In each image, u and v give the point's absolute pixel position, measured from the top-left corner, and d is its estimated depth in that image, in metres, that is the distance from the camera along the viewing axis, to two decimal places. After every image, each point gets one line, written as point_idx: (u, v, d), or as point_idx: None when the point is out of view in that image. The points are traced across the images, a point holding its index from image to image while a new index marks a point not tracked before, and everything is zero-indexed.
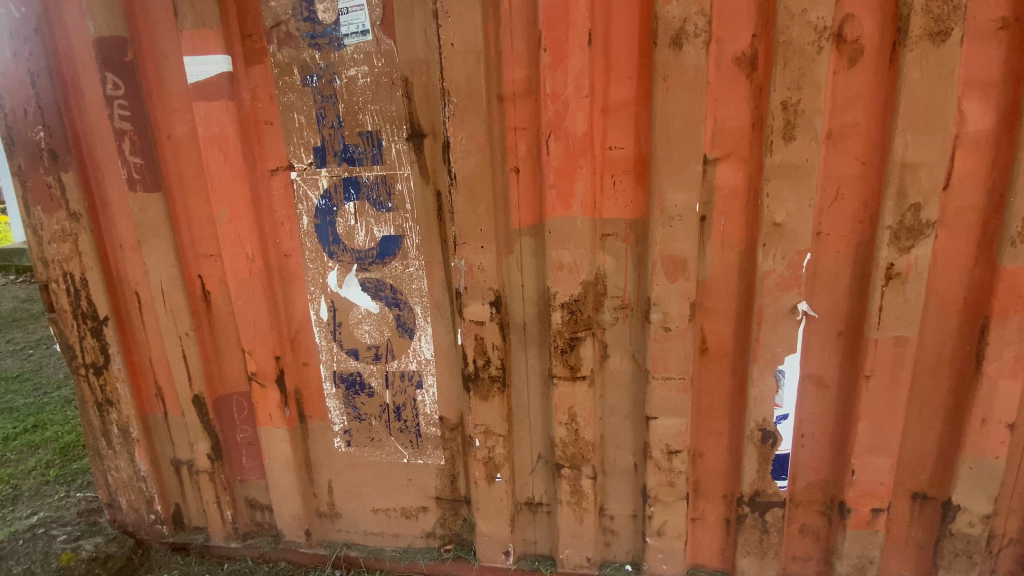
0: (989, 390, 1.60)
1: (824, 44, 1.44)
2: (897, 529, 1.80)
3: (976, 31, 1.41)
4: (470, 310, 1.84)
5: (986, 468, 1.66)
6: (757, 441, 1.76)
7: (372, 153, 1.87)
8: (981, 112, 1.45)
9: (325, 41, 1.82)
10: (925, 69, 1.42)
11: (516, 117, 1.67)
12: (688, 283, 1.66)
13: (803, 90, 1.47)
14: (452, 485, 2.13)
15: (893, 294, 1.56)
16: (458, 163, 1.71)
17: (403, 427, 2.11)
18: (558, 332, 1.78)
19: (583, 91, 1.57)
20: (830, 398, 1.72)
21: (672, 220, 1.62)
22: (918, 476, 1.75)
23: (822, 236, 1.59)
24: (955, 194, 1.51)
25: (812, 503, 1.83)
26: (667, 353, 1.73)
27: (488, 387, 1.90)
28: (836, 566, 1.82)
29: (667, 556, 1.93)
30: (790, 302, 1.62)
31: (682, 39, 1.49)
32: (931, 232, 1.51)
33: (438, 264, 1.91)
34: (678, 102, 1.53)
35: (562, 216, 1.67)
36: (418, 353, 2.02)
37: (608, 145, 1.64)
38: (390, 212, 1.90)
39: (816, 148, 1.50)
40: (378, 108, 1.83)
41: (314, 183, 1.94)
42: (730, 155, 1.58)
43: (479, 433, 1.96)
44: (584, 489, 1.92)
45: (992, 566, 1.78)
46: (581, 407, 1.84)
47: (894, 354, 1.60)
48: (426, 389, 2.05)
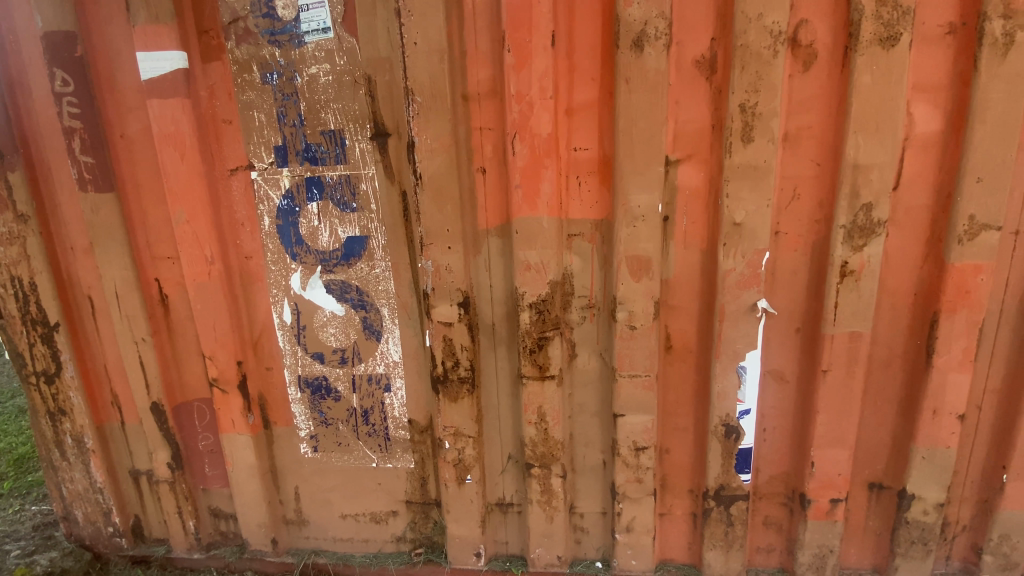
0: (939, 383, 1.67)
1: (780, 48, 1.47)
2: (855, 518, 1.87)
3: (923, 37, 1.47)
4: (437, 311, 1.82)
5: (938, 458, 1.73)
6: (720, 436, 1.79)
7: (335, 153, 1.84)
8: (928, 116, 1.51)
9: (285, 38, 1.77)
10: (875, 73, 1.46)
11: (481, 118, 1.66)
12: (652, 282, 1.68)
13: (760, 93, 1.50)
14: (422, 488, 2.11)
15: (848, 290, 1.61)
16: (423, 163, 1.69)
17: (371, 431, 2.08)
18: (527, 333, 1.79)
19: (548, 92, 1.57)
20: (790, 393, 1.77)
21: (636, 221, 1.64)
22: (874, 467, 1.81)
23: (780, 236, 1.64)
24: (905, 194, 1.57)
25: (774, 495, 1.88)
26: (633, 351, 1.75)
27: (457, 388, 1.89)
28: (798, 556, 1.88)
29: (636, 552, 1.95)
30: (750, 300, 1.66)
31: (643, 41, 1.51)
32: (883, 231, 1.56)
33: (405, 265, 1.88)
34: (640, 103, 1.55)
35: (528, 216, 1.67)
36: (385, 356, 1.99)
37: (573, 146, 1.65)
38: (355, 213, 1.87)
39: (773, 150, 1.54)
40: (340, 106, 1.79)
41: (275, 183, 1.90)
42: (691, 156, 1.60)
43: (448, 435, 1.94)
44: (554, 488, 1.93)
45: (946, 551, 1.86)
46: (550, 407, 1.85)
47: (850, 349, 1.66)
48: (394, 392, 2.02)
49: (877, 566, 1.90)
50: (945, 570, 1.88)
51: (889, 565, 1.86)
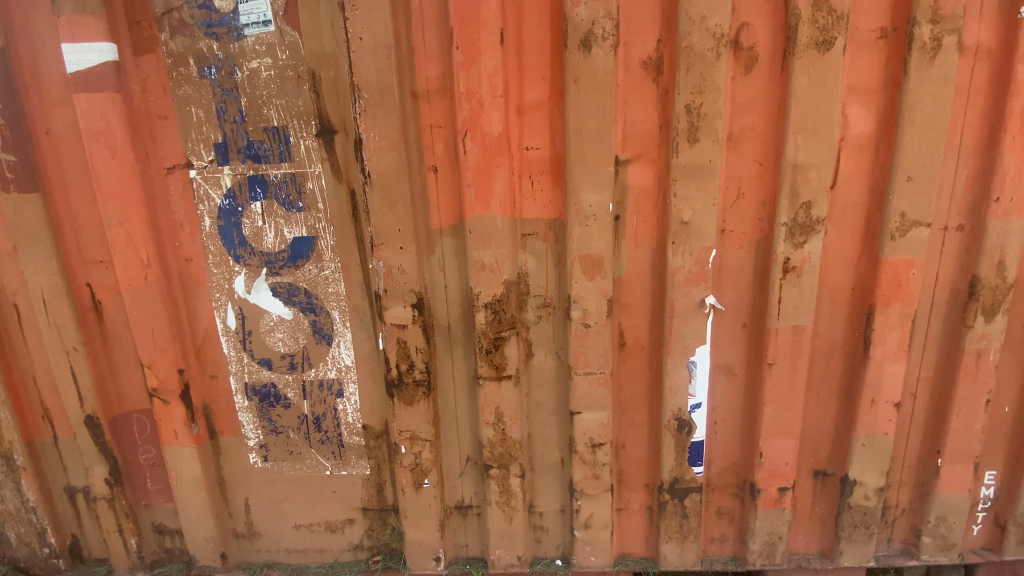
0: (876, 373, 1.75)
1: (723, 51, 1.51)
2: (802, 505, 1.94)
3: (857, 42, 1.53)
4: (390, 313, 1.78)
5: (877, 445, 1.82)
6: (673, 430, 1.83)
7: (279, 150, 1.77)
8: (862, 117, 1.58)
9: (223, 31, 1.69)
10: (812, 76, 1.52)
11: (431, 116, 1.63)
12: (605, 280, 1.69)
13: (704, 94, 1.54)
14: (379, 495, 2.07)
15: (791, 286, 1.67)
16: (371, 161, 1.65)
17: (324, 438, 2.02)
18: (482, 333, 1.77)
19: (497, 91, 1.56)
20: (739, 386, 1.82)
21: (588, 220, 1.65)
22: (818, 455, 1.89)
23: (726, 233, 1.68)
24: (842, 192, 1.64)
25: (726, 486, 1.93)
26: (587, 349, 1.76)
27: (412, 392, 1.85)
28: (750, 544, 1.94)
29: (595, 548, 1.97)
30: (698, 296, 1.70)
31: (591, 41, 1.51)
32: (821, 228, 1.62)
33: (355, 266, 1.84)
34: (589, 103, 1.56)
35: (481, 216, 1.66)
36: (337, 360, 1.94)
37: (525, 145, 1.64)
38: (302, 213, 1.81)
39: (718, 150, 1.57)
40: (283, 102, 1.73)
41: (216, 182, 1.81)
42: (641, 156, 1.62)
43: (404, 440, 1.90)
44: (513, 488, 1.92)
45: (887, 533, 1.96)
46: (507, 407, 1.84)
47: (793, 342, 1.72)
48: (347, 397, 1.97)
49: (824, 551, 1.98)
50: (886, 551, 1.98)
51: (834, 549, 1.94)
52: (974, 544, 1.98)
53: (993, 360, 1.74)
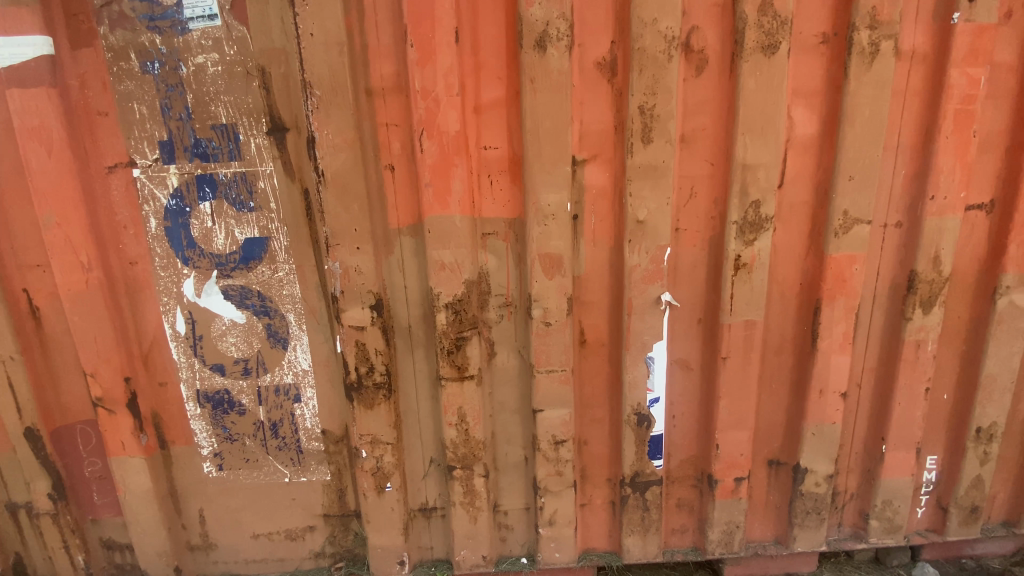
0: (824, 364, 1.82)
1: (674, 53, 1.54)
2: (757, 494, 2.01)
3: (801, 46, 1.59)
4: (348, 315, 1.75)
5: (826, 434, 1.89)
6: (633, 424, 1.86)
7: (228, 148, 1.71)
8: (806, 119, 1.64)
9: (166, 25, 1.63)
10: (758, 79, 1.57)
11: (386, 114, 1.61)
12: (565, 279, 1.71)
13: (657, 95, 1.57)
14: (340, 500, 2.03)
15: (742, 282, 1.72)
16: (325, 160, 1.61)
17: (282, 445, 1.97)
18: (443, 333, 1.76)
19: (453, 89, 1.55)
20: (695, 380, 1.87)
21: (546, 220, 1.66)
22: (772, 445, 1.95)
23: (681, 232, 1.72)
24: (789, 191, 1.70)
25: (685, 478, 1.98)
26: (549, 347, 1.77)
27: (372, 395, 1.82)
28: (709, 533, 1.99)
29: (560, 544, 1.98)
30: (655, 293, 1.73)
31: (545, 41, 1.52)
32: (770, 226, 1.68)
33: (310, 267, 1.79)
34: (545, 103, 1.57)
35: (439, 215, 1.64)
36: (293, 364, 1.89)
37: (483, 144, 1.64)
38: (253, 213, 1.75)
39: (671, 150, 1.61)
40: (232, 99, 1.67)
41: (161, 182, 1.74)
42: (597, 156, 1.65)
43: (365, 444, 1.87)
44: (476, 488, 1.92)
45: (837, 518, 2.05)
46: (470, 407, 1.83)
47: (745, 336, 1.77)
48: (305, 402, 1.92)
49: (779, 537, 2.05)
50: (837, 535, 2.07)
51: (788, 535, 2.02)
52: (918, 526, 2.09)
53: (931, 350, 1.84)
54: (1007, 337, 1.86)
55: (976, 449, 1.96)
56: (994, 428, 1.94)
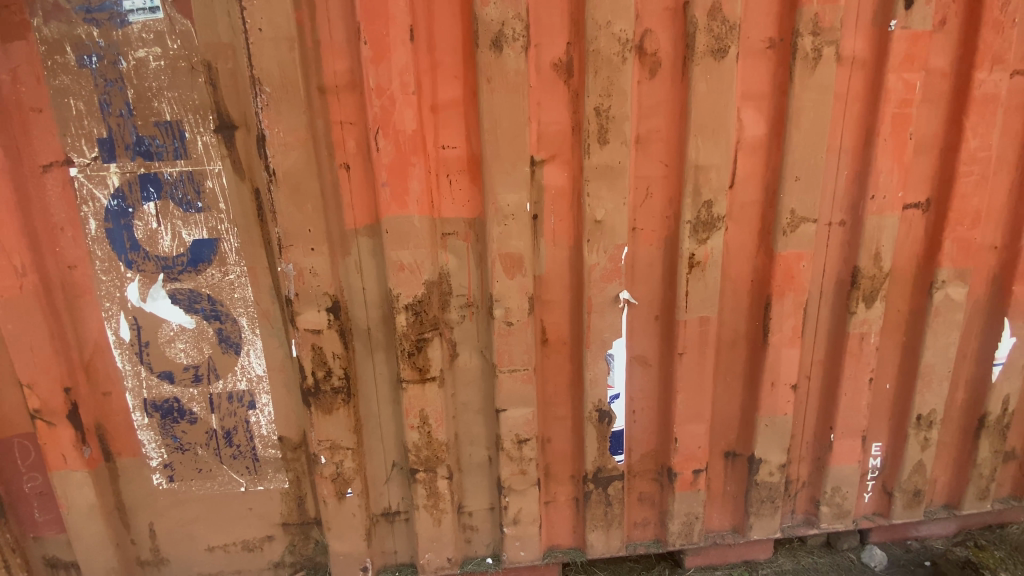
0: (776, 358, 1.88)
1: (628, 55, 1.56)
2: (715, 485, 2.07)
3: (749, 50, 1.64)
4: (303, 319, 1.71)
5: (778, 424, 1.96)
6: (595, 421, 1.88)
7: (173, 146, 1.64)
8: (755, 121, 1.70)
9: (105, 17, 1.55)
10: (709, 82, 1.61)
11: (340, 112, 1.58)
12: (525, 278, 1.71)
13: (612, 97, 1.59)
14: (300, 508, 1.98)
15: (697, 279, 1.77)
16: (276, 158, 1.57)
17: (236, 453, 1.90)
18: (404, 335, 1.73)
19: (409, 88, 1.53)
20: (654, 376, 1.90)
21: (506, 220, 1.66)
22: (728, 437, 2.01)
23: (638, 231, 1.75)
24: (740, 191, 1.75)
25: (646, 472, 2.02)
26: (511, 347, 1.77)
27: (331, 400, 1.79)
28: (669, 525, 2.04)
29: (525, 543, 1.99)
30: (613, 292, 1.76)
31: (501, 41, 1.52)
32: (722, 225, 1.73)
33: (263, 270, 1.74)
34: (502, 103, 1.57)
35: (397, 215, 1.62)
36: (247, 370, 1.83)
37: (440, 143, 1.62)
38: (201, 214, 1.69)
39: (626, 151, 1.64)
40: (176, 95, 1.60)
41: (101, 181, 1.66)
42: (555, 156, 1.66)
43: (324, 450, 1.83)
44: (440, 490, 1.90)
45: (791, 506, 2.13)
46: (432, 409, 1.82)
47: (700, 332, 1.82)
48: (260, 408, 1.87)
49: (737, 526, 2.12)
50: (790, 522, 2.15)
51: (745, 524, 2.09)
52: (866, 510, 2.19)
53: (874, 343, 1.93)
54: (944, 328, 1.97)
55: (918, 436, 2.07)
56: (934, 415, 2.05)
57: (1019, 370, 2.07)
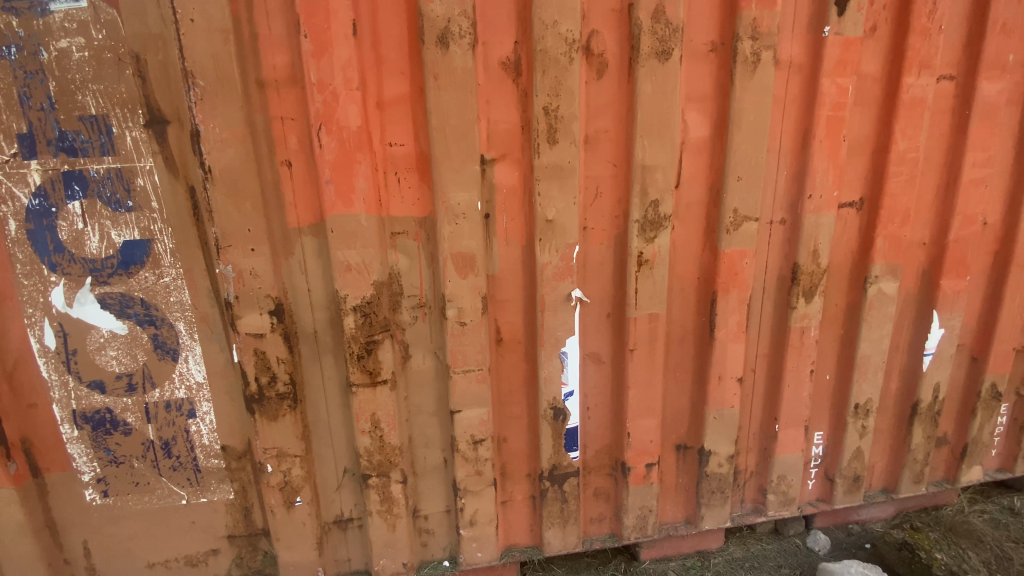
0: (722, 353, 1.94)
1: (575, 55, 1.58)
2: (668, 478, 2.11)
3: (693, 53, 1.68)
4: (245, 323, 1.65)
5: (726, 417, 2.02)
6: (550, 418, 1.89)
7: (100, 142, 1.55)
8: (700, 123, 1.74)
9: (22, 4, 1.44)
10: (654, 83, 1.64)
11: (281, 108, 1.52)
12: (478, 278, 1.70)
13: (560, 97, 1.60)
14: (246, 519, 1.90)
15: (645, 277, 1.80)
16: (212, 154, 1.51)
17: (176, 464, 1.82)
18: (352, 338, 1.69)
19: (353, 84, 1.50)
20: (607, 373, 1.93)
21: (457, 219, 1.64)
22: (679, 430, 2.06)
23: (588, 230, 1.77)
24: (686, 190, 1.80)
25: (601, 468, 2.05)
26: (464, 347, 1.76)
27: (276, 406, 1.73)
28: (625, 519, 2.07)
29: (481, 543, 1.98)
30: (565, 290, 1.77)
31: (447, 38, 1.51)
32: (669, 224, 1.77)
33: (200, 272, 1.66)
34: (450, 102, 1.55)
35: (343, 214, 1.58)
36: (186, 377, 1.75)
37: (387, 141, 1.59)
38: (131, 213, 1.60)
39: (575, 151, 1.65)
40: (102, 88, 1.51)
41: (21, 179, 1.55)
42: (505, 155, 1.65)
43: (271, 457, 1.77)
44: (394, 495, 1.87)
45: (740, 495, 2.20)
46: (384, 412, 1.78)
47: (650, 329, 1.85)
48: (200, 417, 1.78)
49: (689, 517, 2.17)
50: (740, 511, 2.22)
51: (697, 515, 2.14)
52: (810, 496, 2.29)
53: (814, 336, 2.01)
54: (878, 321, 2.07)
55: (856, 424, 2.17)
56: (870, 404, 2.16)
57: (947, 359, 2.20)
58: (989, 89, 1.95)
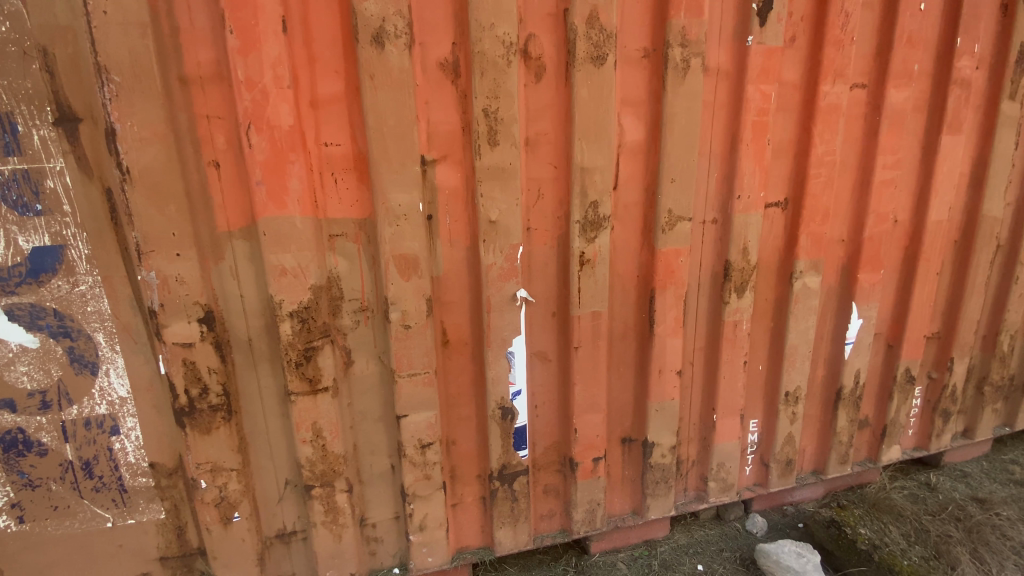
0: (662, 347, 2.01)
1: (513, 58, 1.59)
2: (616, 471, 2.17)
3: (627, 58, 1.74)
4: (171, 332, 1.56)
5: (667, 409, 2.10)
6: (498, 418, 1.90)
7: (3, 141, 1.43)
8: (635, 125, 1.80)
9: None
10: (590, 87, 1.68)
11: (207, 106, 1.46)
12: (422, 280, 1.69)
13: (499, 99, 1.61)
14: (180, 540, 1.80)
15: (588, 276, 1.84)
16: (130, 155, 1.43)
17: (99, 485, 1.70)
18: (289, 345, 1.64)
19: (284, 82, 1.46)
20: (553, 371, 1.96)
21: (398, 220, 1.62)
22: (624, 424, 2.12)
23: (532, 231, 1.79)
24: (624, 191, 1.85)
25: (550, 464, 2.07)
26: (409, 350, 1.74)
27: (209, 418, 1.65)
28: (574, 514, 2.11)
29: (431, 548, 1.96)
30: (510, 290, 1.79)
31: (382, 38, 1.49)
32: (608, 224, 1.82)
33: (121, 279, 1.56)
34: (387, 102, 1.53)
35: (277, 217, 1.53)
36: (107, 393, 1.64)
37: (323, 141, 1.55)
38: (41, 218, 1.49)
39: (516, 153, 1.67)
40: (5, 83, 1.40)
41: None
42: (447, 156, 1.65)
43: (205, 473, 1.69)
44: (339, 504, 1.83)
45: (683, 484, 2.29)
46: (326, 420, 1.74)
47: (593, 326, 1.90)
48: (125, 434, 1.68)
49: (636, 508, 2.24)
50: (684, 499, 2.31)
51: (643, 505, 2.21)
52: (748, 481, 2.41)
53: (746, 328, 2.12)
54: (804, 313, 2.20)
55: (787, 411, 2.30)
56: (799, 391, 2.30)
57: (866, 347, 2.37)
58: (897, 96, 2.11)
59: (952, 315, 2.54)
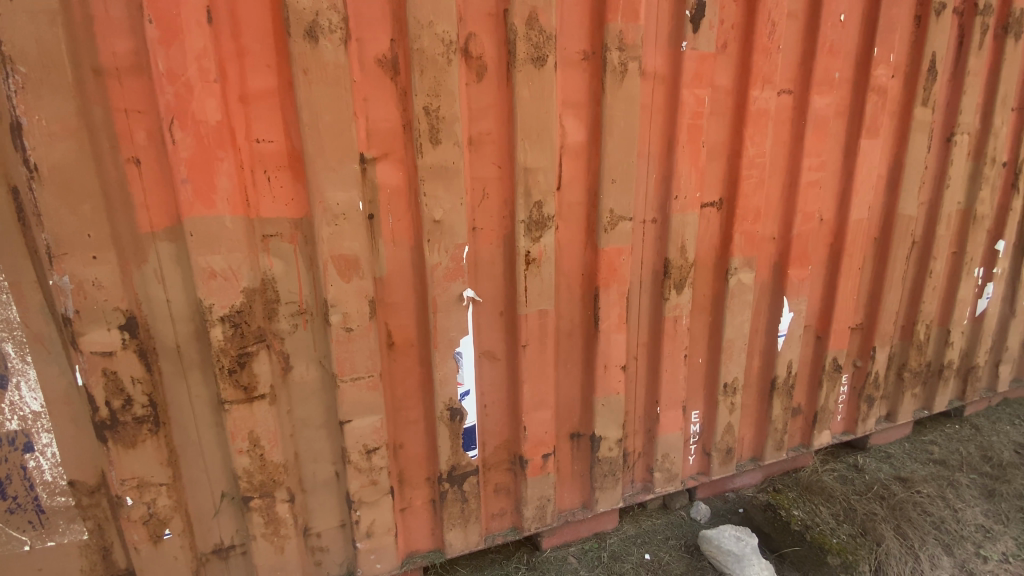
0: (607, 344, 2.06)
1: (453, 57, 1.59)
2: (565, 466, 2.20)
3: (567, 60, 1.77)
4: (89, 340, 1.46)
5: (613, 404, 2.15)
6: (447, 419, 1.89)
7: None
8: (577, 127, 1.84)
9: None
10: (532, 88, 1.70)
11: (124, 99, 1.37)
12: (364, 281, 1.65)
13: (440, 98, 1.60)
14: (105, 562, 1.69)
15: (533, 275, 1.86)
16: (38, 151, 1.33)
17: (14, 507, 1.58)
18: (221, 351, 1.57)
19: (210, 75, 1.39)
20: (501, 370, 1.96)
21: (337, 220, 1.58)
22: (573, 420, 2.15)
23: (477, 231, 1.79)
24: (567, 191, 1.88)
25: (501, 463, 2.08)
26: (352, 354, 1.70)
27: (134, 431, 1.56)
28: (524, 511, 2.12)
29: (380, 554, 1.92)
30: (457, 291, 1.78)
31: (316, 32, 1.45)
32: (552, 224, 1.85)
33: (31, 285, 1.45)
34: (322, 98, 1.49)
35: (204, 216, 1.46)
36: (18, 408, 1.52)
37: (255, 137, 1.49)
38: None
39: (458, 152, 1.66)
40: None
41: None
42: (388, 154, 1.62)
43: (130, 489, 1.59)
44: (281, 515, 1.76)
45: (630, 476, 2.36)
46: (264, 428, 1.67)
47: (540, 324, 1.92)
48: (39, 451, 1.56)
49: (585, 502, 2.28)
50: (632, 491, 2.37)
51: (592, 499, 2.25)
52: (691, 471, 2.50)
53: (685, 323, 2.20)
54: (739, 307, 2.31)
55: (726, 401, 2.41)
56: (737, 382, 2.40)
57: (797, 339, 2.51)
58: (820, 102, 2.25)
59: (873, 307, 2.73)
